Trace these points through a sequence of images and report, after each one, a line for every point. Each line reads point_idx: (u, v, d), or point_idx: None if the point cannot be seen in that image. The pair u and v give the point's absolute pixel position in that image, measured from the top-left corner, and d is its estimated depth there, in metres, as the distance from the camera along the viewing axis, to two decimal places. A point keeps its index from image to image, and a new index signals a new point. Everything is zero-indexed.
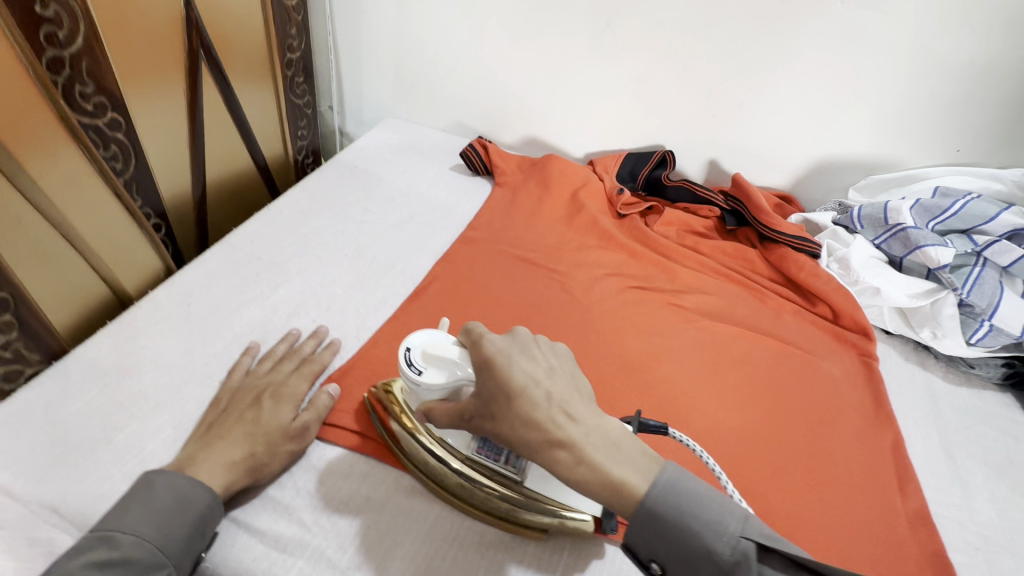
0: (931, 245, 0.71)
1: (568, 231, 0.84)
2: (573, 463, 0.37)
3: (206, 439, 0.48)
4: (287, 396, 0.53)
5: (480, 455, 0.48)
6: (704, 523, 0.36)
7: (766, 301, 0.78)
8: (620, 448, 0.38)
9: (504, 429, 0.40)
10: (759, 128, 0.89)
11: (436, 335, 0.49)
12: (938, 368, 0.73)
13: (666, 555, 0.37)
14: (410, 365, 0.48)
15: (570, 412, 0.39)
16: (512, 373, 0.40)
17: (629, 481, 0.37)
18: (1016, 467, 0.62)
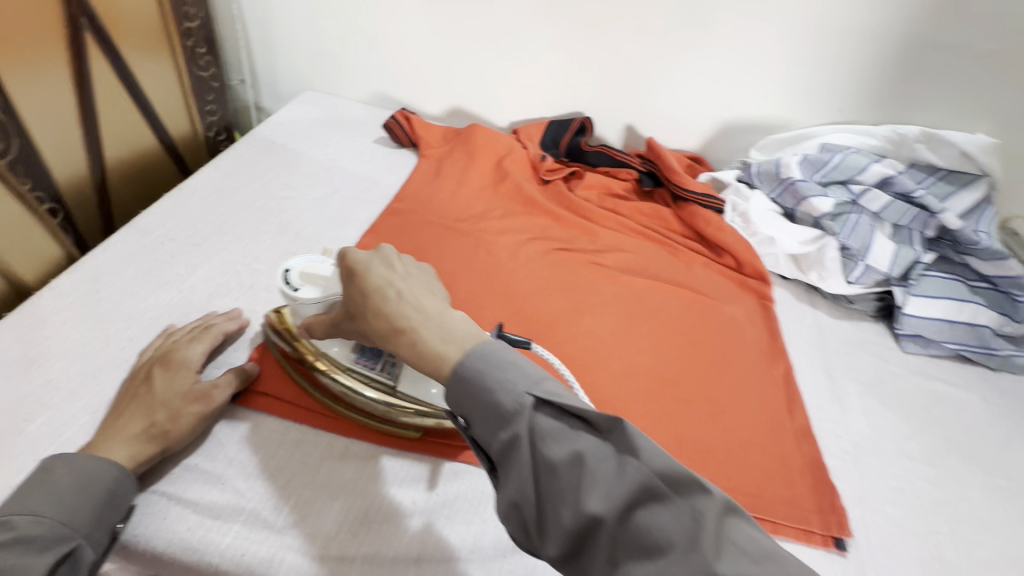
0: (813, 196, 0.79)
1: (493, 199, 0.87)
2: (405, 347, 0.44)
3: (106, 420, 0.48)
4: (183, 364, 0.52)
5: (357, 364, 0.54)
6: (500, 380, 0.40)
7: (679, 255, 0.84)
8: (458, 330, 0.44)
9: (364, 331, 0.47)
10: (669, 94, 0.94)
11: (318, 259, 0.56)
12: (825, 305, 0.82)
13: (468, 406, 0.41)
14: (288, 283, 0.54)
15: (413, 303, 0.45)
16: (369, 276, 0.46)
17: (447, 354, 0.42)
18: (883, 383, 0.72)
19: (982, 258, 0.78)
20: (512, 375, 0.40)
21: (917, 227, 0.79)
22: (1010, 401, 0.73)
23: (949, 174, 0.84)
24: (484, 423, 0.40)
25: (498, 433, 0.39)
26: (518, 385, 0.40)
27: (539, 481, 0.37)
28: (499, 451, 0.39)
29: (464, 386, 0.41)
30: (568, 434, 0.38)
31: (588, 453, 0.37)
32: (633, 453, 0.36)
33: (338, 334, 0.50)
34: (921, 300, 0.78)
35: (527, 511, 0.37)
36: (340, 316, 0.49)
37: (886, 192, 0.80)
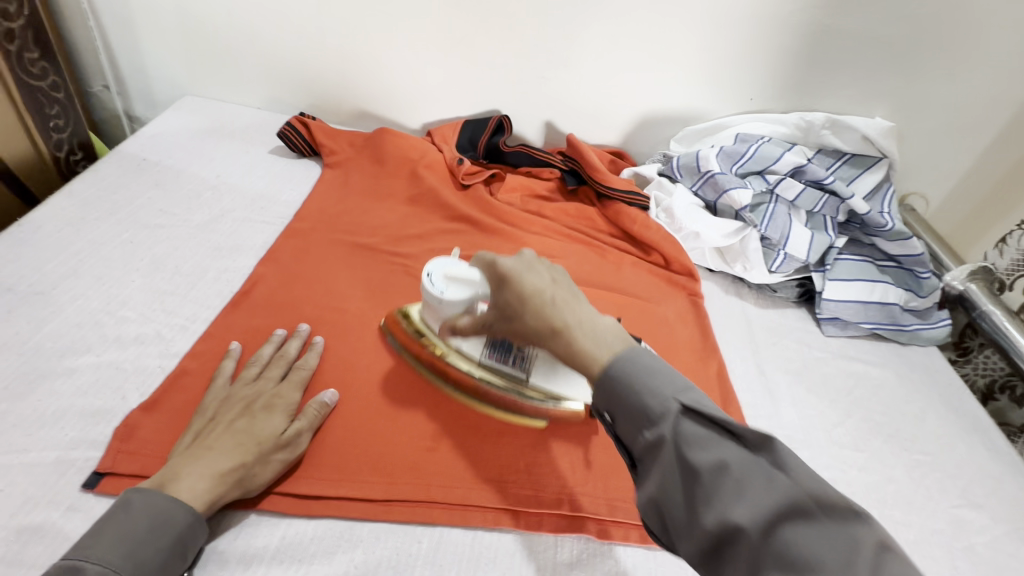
0: (733, 188, 0.79)
1: (408, 210, 0.80)
2: (562, 344, 0.43)
3: (194, 448, 0.46)
4: (280, 404, 0.51)
5: (491, 360, 0.55)
6: (646, 385, 0.39)
7: (607, 256, 0.82)
8: (612, 336, 0.43)
9: (516, 328, 0.48)
10: (585, 88, 0.91)
11: (455, 262, 0.56)
12: (751, 295, 0.83)
13: (610, 404, 0.40)
14: (430, 283, 0.54)
15: (569, 313, 0.44)
16: (523, 281, 0.46)
17: (597, 354, 0.42)
18: (808, 370, 0.74)
19: (888, 239, 0.82)
20: (658, 379, 0.39)
21: (829, 213, 0.82)
22: (920, 374, 0.77)
23: (853, 157, 0.88)
24: (626, 420, 0.40)
25: (642, 432, 0.39)
26: (663, 387, 0.39)
27: (672, 480, 0.37)
28: (643, 448, 0.39)
29: (615, 387, 0.40)
30: (717, 439, 0.36)
31: (734, 462, 0.35)
32: (784, 468, 0.34)
33: (486, 333, 0.52)
34: (838, 284, 0.80)
35: (666, 512, 0.37)
36: (493, 315, 0.50)
37: (800, 180, 0.82)
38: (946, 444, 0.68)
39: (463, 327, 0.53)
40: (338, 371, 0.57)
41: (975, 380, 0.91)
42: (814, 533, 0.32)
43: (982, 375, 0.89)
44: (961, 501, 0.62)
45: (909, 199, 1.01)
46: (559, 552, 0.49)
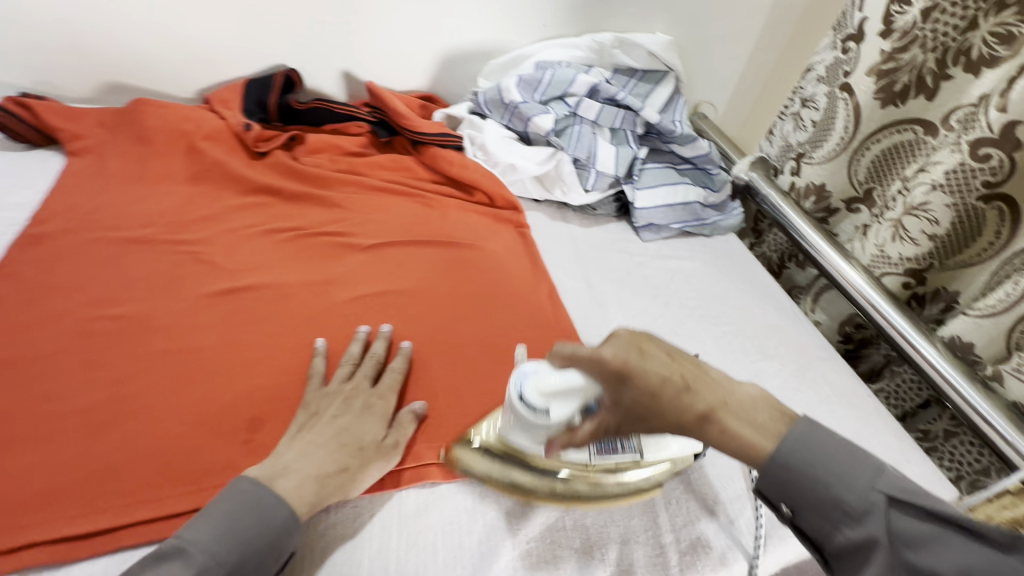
0: (536, 115, 0.81)
1: (190, 190, 0.70)
2: (715, 432, 0.42)
3: (299, 443, 0.46)
4: (378, 410, 0.51)
5: (602, 454, 0.51)
6: (836, 477, 0.40)
7: (431, 204, 0.79)
8: (760, 413, 0.43)
9: (655, 429, 0.44)
10: (374, 30, 0.85)
11: (533, 367, 0.45)
12: (576, 218, 0.87)
13: (797, 499, 0.41)
14: (525, 406, 0.44)
15: (706, 389, 0.43)
16: (647, 370, 0.42)
17: (758, 442, 0.42)
18: (632, 275, 0.80)
19: (681, 144, 0.90)
20: (841, 466, 0.41)
21: (628, 127, 0.87)
22: (723, 260, 0.88)
23: (645, 73, 0.94)
24: (819, 514, 0.40)
25: (841, 528, 0.40)
26: (863, 480, 0.40)
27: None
28: (837, 545, 0.40)
29: (801, 458, 0.41)
30: (934, 536, 0.38)
31: (976, 566, 0.36)
32: (1010, 550, 0.36)
33: (612, 434, 0.46)
34: (646, 192, 0.87)
35: None
36: (617, 417, 0.44)
37: (597, 100, 0.86)
38: (744, 312, 0.79)
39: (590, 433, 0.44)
40: (112, 387, 0.49)
41: (770, 256, 1.04)
42: None
43: (775, 251, 1.03)
44: (758, 356, 0.73)
45: (700, 108, 1.13)
46: (403, 501, 0.49)
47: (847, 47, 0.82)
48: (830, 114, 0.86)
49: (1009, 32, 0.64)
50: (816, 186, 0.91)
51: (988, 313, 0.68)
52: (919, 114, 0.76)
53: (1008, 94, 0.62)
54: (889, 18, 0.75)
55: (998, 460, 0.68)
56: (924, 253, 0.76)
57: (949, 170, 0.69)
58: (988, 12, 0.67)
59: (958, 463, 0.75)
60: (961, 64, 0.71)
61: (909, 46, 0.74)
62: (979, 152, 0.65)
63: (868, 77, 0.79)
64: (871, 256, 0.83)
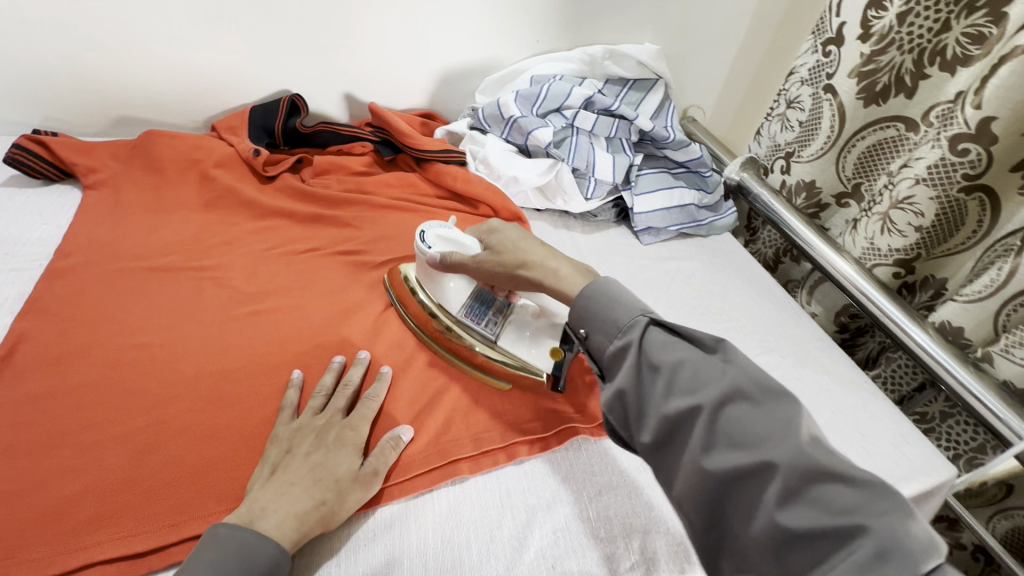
0: (536, 128, 0.84)
1: (206, 217, 0.72)
2: (546, 270, 0.56)
3: (275, 481, 0.46)
4: (350, 440, 0.50)
5: (467, 318, 0.61)
6: (613, 311, 0.48)
7: (438, 219, 0.82)
8: (580, 274, 0.55)
9: (504, 266, 0.58)
10: (373, 53, 0.88)
11: (447, 226, 0.63)
12: (578, 225, 0.90)
13: (590, 322, 0.49)
14: (423, 242, 0.61)
15: (542, 255, 0.57)
16: (506, 234, 0.59)
17: (572, 284, 0.54)
18: (634, 278, 0.84)
19: (674, 149, 0.95)
20: (613, 311, 0.48)
21: (624, 135, 0.91)
22: (721, 258, 0.91)
23: (636, 82, 0.97)
24: (600, 333, 0.48)
25: (612, 342, 0.47)
26: (633, 308, 0.47)
27: (640, 379, 0.44)
28: (610, 357, 0.47)
29: (669, 363, 0.43)
30: (677, 346, 0.44)
31: (690, 360, 0.43)
32: (729, 362, 0.43)
33: (473, 272, 0.60)
34: (644, 197, 0.90)
35: (632, 404, 0.44)
36: (485, 256, 0.59)
37: (592, 111, 0.89)
38: (743, 307, 0.83)
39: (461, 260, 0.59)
40: (151, 409, 0.51)
41: (765, 252, 1.08)
42: (754, 413, 0.40)
43: (769, 247, 1.07)
44: (759, 349, 0.76)
45: (689, 112, 1.16)
46: (436, 501, 0.52)
47: (828, 50, 0.86)
48: (816, 115, 0.89)
49: (980, 33, 0.69)
50: (806, 183, 0.95)
51: (974, 298, 0.71)
52: (900, 111, 0.81)
53: (981, 92, 0.65)
54: (866, 23, 0.79)
55: (992, 437, 0.72)
56: (912, 244, 0.80)
57: (931, 164, 0.73)
58: (960, 14, 0.71)
59: (955, 442, 0.79)
60: (937, 64, 0.75)
61: (887, 49, 0.78)
62: (958, 147, 0.69)
63: (850, 79, 0.82)
64: (862, 249, 0.86)
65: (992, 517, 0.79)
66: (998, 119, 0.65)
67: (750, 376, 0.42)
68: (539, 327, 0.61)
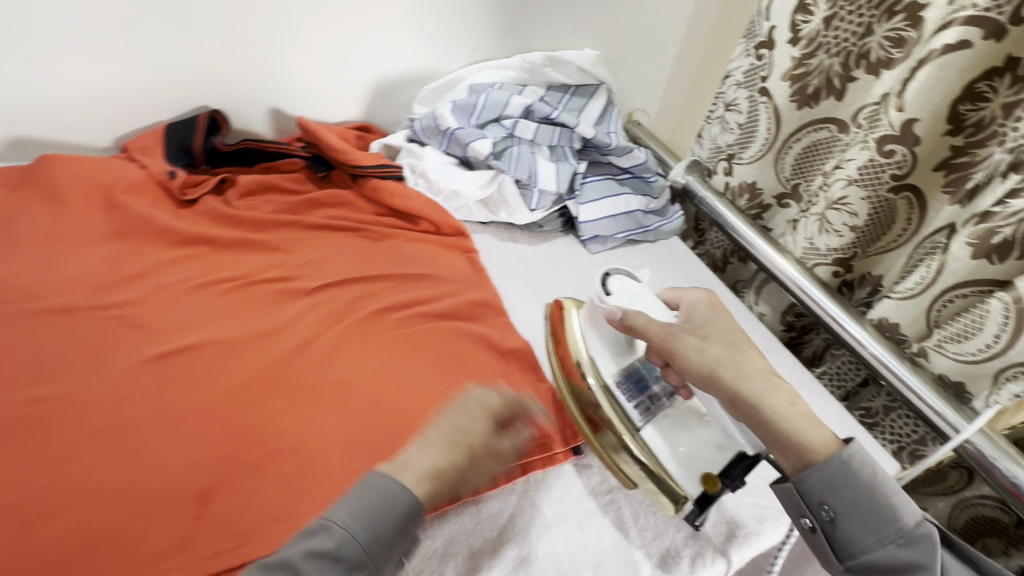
0: (473, 140, 0.82)
1: (112, 248, 0.66)
2: (759, 392, 0.49)
3: (415, 441, 0.49)
4: (484, 412, 0.53)
5: (617, 389, 0.57)
6: (891, 517, 0.43)
7: (375, 237, 0.78)
8: (812, 419, 0.47)
9: (683, 357, 0.52)
10: (299, 65, 0.83)
11: (638, 283, 0.61)
12: (524, 236, 0.88)
13: (848, 510, 0.44)
14: (604, 287, 0.59)
15: (762, 376, 0.50)
16: (709, 320, 0.55)
17: (817, 437, 0.47)
18: (584, 289, 0.82)
19: (617, 155, 0.94)
20: (884, 515, 0.44)
21: (566, 143, 0.89)
22: (670, 263, 0.91)
23: (577, 88, 0.95)
24: (861, 523, 0.44)
25: (890, 546, 0.43)
26: (914, 510, 0.43)
27: (907, 555, 0.42)
28: (857, 537, 0.44)
29: (856, 488, 0.44)
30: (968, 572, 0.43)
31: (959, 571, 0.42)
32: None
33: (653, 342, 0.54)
34: (590, 206, 0.89)
35: (855, 514, 0.44)
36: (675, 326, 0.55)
37: (532, 120, 0.88)
38: None
39: (631, 319, 0.55)
40: (46, 474, 0.46)
41: (713, 253, 1.09)
42: None
43: (717, 248, 1.08)
44: None
45: (634, 116, 1.16)
46: None
47: (761, 54, 0.87)
48: (753, 118, 0.90)
49: (900, 36, 0.70)
50: (748, 185, 0.96)
51: (908, 295, 0.72)
52: (830, 113, 0.82)
53: (903, 94, 0.66)
54: (795, 27, 0.80)
55: (932, 430, 0.73)
56: (848, 243, 0.81)
57: (862, 165, 0.74)
58: (880, 19, 0.73)
59: (898, 435, 0.81)
60: (863, 67, 0.76)
61: (816, 52, 0.80)
62: (885, 148, 0.70)
63: (783, 82, 0.83)
64: (803, 249, 0.87)
65: (955, 504, 0.84)
66: (919, 120, 0.67)
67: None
68: (702, 437, 0.54)
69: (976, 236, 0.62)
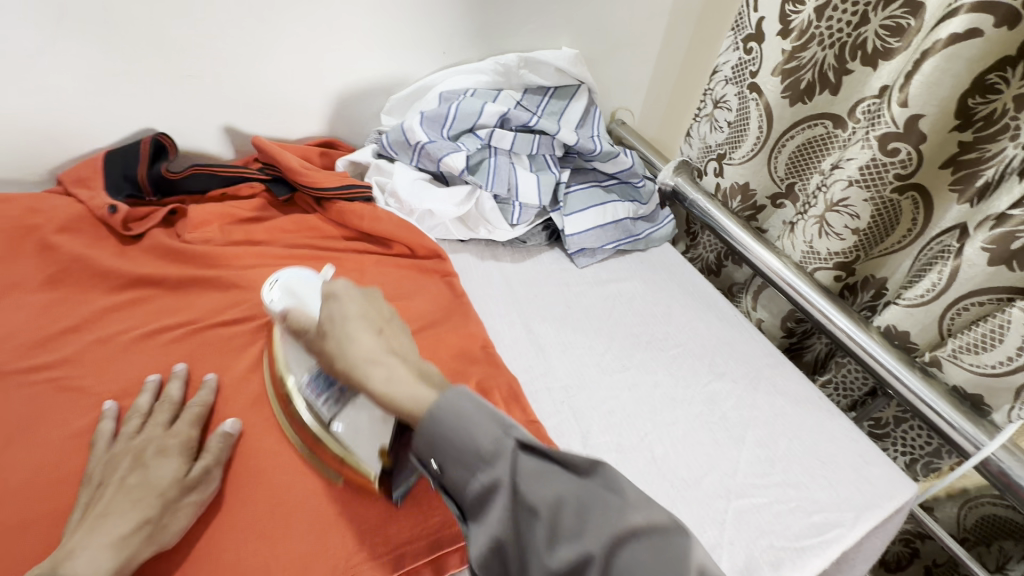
0: (446, 154, 0.75)
1: (51, 297, 0.59)
2: (365, 376, 0.46)
3: (87, 521, 0.42)
4: (175, 449, 0.48)
5: (308, 391, 0.52)
6: (468, 436, 0.40)
7: (345, 265, 0.72)
8: (413, 378, 0.46)
9: (319, 352, 0.51)
10: (251, 79, 0.76)
11: (307, 279, 0.60)
12: (507, 253, 0.82)
13: (442, 452, 0.40)
14: (270, 294, 0.58)
15: (376, 350, 0.48)
16: (344, 307, 0.52)
17: (414, 400, 0.43)
18: (572, 309, 0.77)
19: (602, 160, 0.88)
20: (462, 437, 0.40)
21: (546, 151, 0.83)
22: (663, 273, 0.86)
23: (556, 90, 0.89)
24: (458, 466, 0.40)
25: (475, 476, 0.39)
26: (492, 428, 0.40)
27: (514, 521, 0.38)
28: (473, 496, 0.39)
29: (439, 423, 0.41)
30: (546, 474, 0.38)
31: (568, 495, 0.37)
32: (614, 490, 0.37)
33: (307, 340, 0.53)
34: (575, 217, 0.83)
35: (450, 469, 0.40)
36: (317, 325, 0.52)
37: (509, 128, 0.81)
38: (689, 328, 0.77)
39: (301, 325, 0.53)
40: None
41: (705, 257, 1.04)
42: (646, 552, 0.34)
43: (710, 252, 1.03)
44: (709, 376, 0.71)
45: (618, 115, 1.11)
46: None
47: (749, 47, 0.81)
48: (743, 115, 0.85)
49: (898, 25, 0.66)
50: (740, 185, 0.90)
51: (917, 302, 0.68)
52: (826, 108, 0.77)
53: (907, 89, 0.61)
54: (785, 18, 0.74)
55: (947, 444, 0.69)
56: (850, 247, 0.76)
57: (863, 165, 0.69)
58: (876, 6, 0.67)
59: (910, 447, 0.77)
60: (858, 58, 0.72)
61: (808, 44, 0.74)
62: (888, 147, 0.65)
63: (774, 77, 0.78)
64: (802, 253, 0.82)
65: (962, 505, 0.79)
66: (925, 117, 0.62)
67: (637, 506, 0.36)
68: (373, 417, 0.50)
69: (993, 240, 0.58)
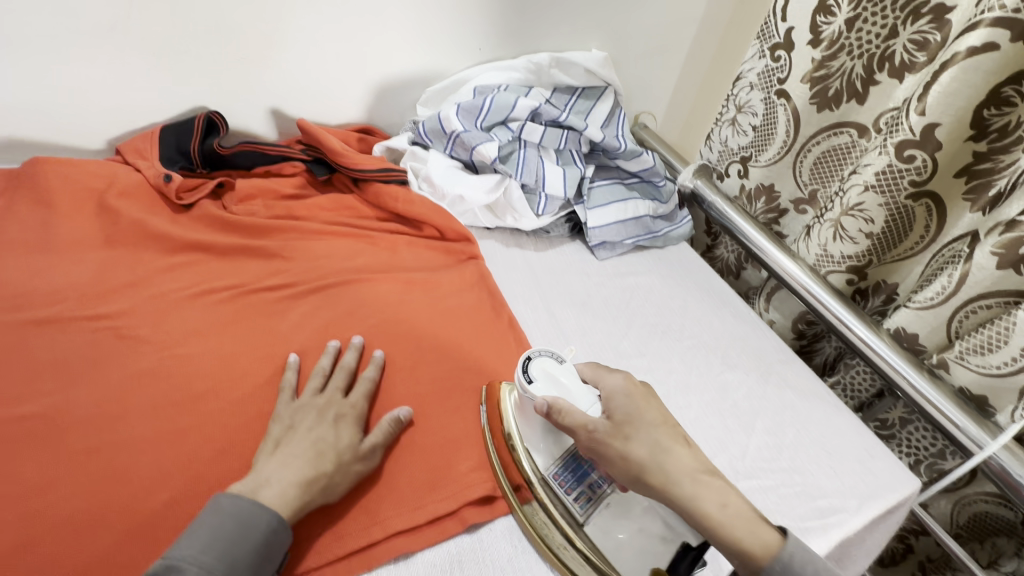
0: (480, 143, 0.79)
1: (108, 254, 0.64)
2: (695, 522, 0.45)
3: (279, 449, 0.48)
4: (350, 417, 0.53)
5: (554, 480, 0.50)
6: (787, 554, 0.43)
7: (379, 243, 0.75)
8: (742, 513, 0.45)
9: (596, 452, 0.48)
10: (300, 66, 0.81)
11: (559, 362, 0.52)
12: (530, 243, 0.86)
13: (759, 566, 0.43)
14: (527, 376, 0.51)
15: (685, 477, 0.46)
16: (617, 408, 0.50)
17: (755, 542, 0.43)
18: (591, 298, 0.80)
19: (626, 159, 0.91)
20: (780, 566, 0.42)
21: (573, 147, 0.87)
22: (679, 270, 0.89)
23: (585, 90, 0.93)
24: (771, 575, 0.42)
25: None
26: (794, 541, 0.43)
27: None
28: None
29: (771, 563, 0.42)
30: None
31: None
32: None
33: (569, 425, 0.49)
34: (598, 211, 0.87)
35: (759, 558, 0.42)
36: (594, 423, 0.48)
37: (540, 122, 0.85)
38: (704, 322, 0.80)
39: (563, 413, 0.49)
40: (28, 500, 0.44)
41: (727, 259, 1.07)
42: None
43: (731, 254, 1.05)
44: (722, 367, 0.74)
45: (642, 118, 1.14)
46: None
47: (776, 55, 0.84)
48: (770, 119, 0.88)
49: (925, 40, 0.68)
50: (766, 187, 0.94)
51: (927, 305, 0.70)
52: (851, 116, 0.80)
53: (925, 99, 0.64)
54: (815, 28, 0.77)
55: (953, 446, 0.71)
56: (863, 251, 0.79)
57: (879, 171, 0.71)
58: (905, 20, 0.70)
59: (915, 448, 0.80)
60: (886, 70, 0.74)
61: (838, 54, 0.77)
62: (905, 154, 0.68)
63: (803, 84, 0.81)
64: (816, 256, 0.85)
65: (955, 501, 0.80)
66: (941, 125, 0.64)
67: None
68: (644, 530, 0.48)
69: (1002, 245, 0.60)
